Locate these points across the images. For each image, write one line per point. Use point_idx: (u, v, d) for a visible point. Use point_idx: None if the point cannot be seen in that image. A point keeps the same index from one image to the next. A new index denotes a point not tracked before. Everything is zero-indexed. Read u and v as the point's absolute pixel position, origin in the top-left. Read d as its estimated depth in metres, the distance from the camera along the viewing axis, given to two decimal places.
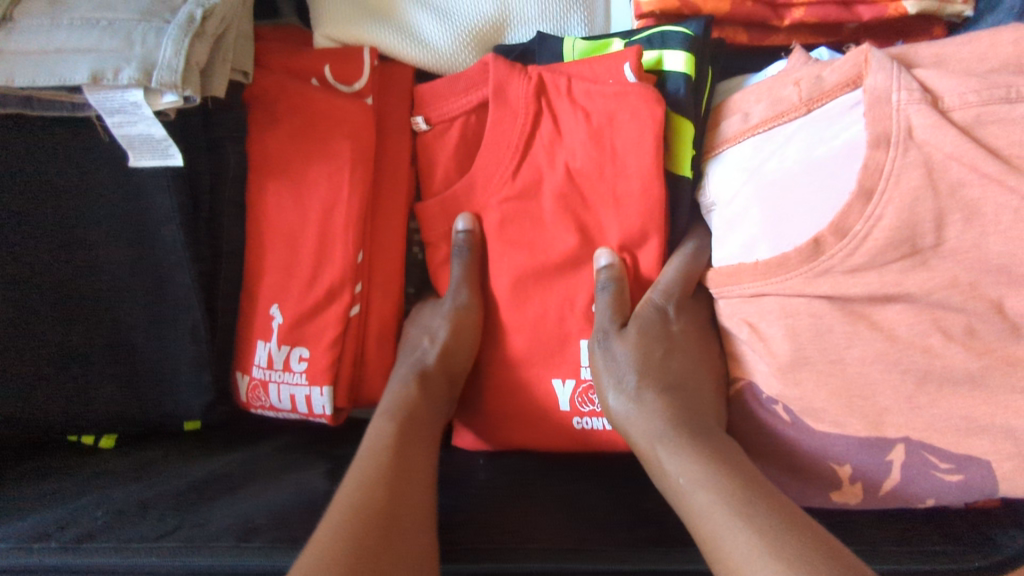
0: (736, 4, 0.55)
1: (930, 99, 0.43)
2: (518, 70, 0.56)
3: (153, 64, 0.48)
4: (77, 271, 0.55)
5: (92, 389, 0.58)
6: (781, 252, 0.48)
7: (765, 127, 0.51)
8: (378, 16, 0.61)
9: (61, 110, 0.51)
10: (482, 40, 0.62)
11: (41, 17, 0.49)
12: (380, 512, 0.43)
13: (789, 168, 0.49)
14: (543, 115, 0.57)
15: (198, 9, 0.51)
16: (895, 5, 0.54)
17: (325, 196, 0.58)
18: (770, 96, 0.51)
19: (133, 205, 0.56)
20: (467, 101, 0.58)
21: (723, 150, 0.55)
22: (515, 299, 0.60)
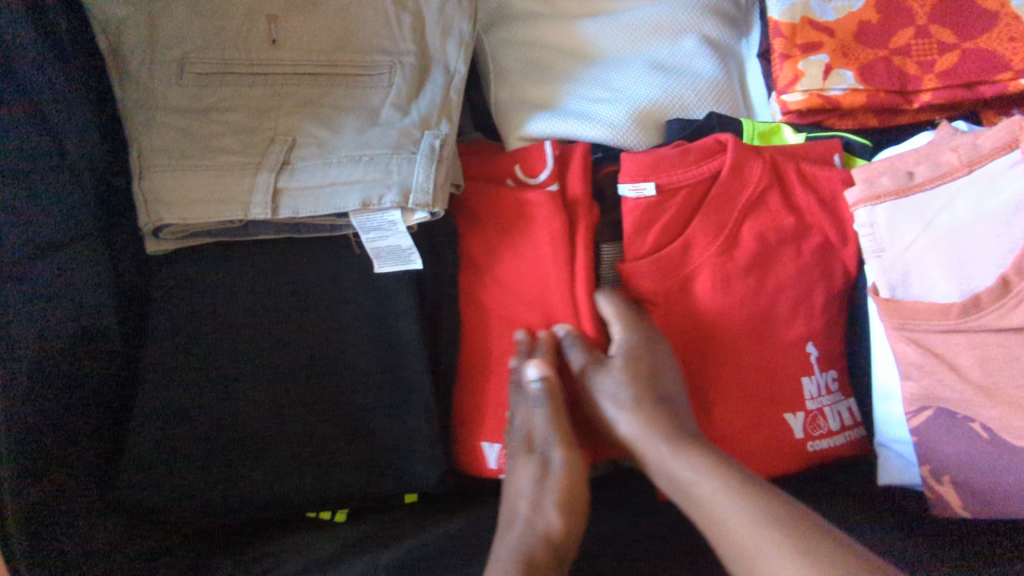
0: (872, 95, 0.66)
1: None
2: (754, 152, 0.64)
3: (409, 188, 0.59)
4: (302, 376, 0.65)
5: (324, 482, 0.65)
6: (975, 291, 0.54)
7: (930, 185, 0.57)
8: (557, 110, 0.70)
9: (322, 231, 0.62)
10: (648, 118, 0.70)
11: (313, 159, 0.61)
12: (574, 538, 0.57)
13: (964, 218, 0.56)
14: (771, 186, 0.64)
15: (436, 140, 0.62)
16: (1014, 83, 0.64)
17: (527, 286, 0.66)
18: (928, 160, 0.58)
19: (374, 307, 0.65)
20: (698, 171, 0.63)
21: (893, 201, 0.58)
22: (757, 343, 0.65)
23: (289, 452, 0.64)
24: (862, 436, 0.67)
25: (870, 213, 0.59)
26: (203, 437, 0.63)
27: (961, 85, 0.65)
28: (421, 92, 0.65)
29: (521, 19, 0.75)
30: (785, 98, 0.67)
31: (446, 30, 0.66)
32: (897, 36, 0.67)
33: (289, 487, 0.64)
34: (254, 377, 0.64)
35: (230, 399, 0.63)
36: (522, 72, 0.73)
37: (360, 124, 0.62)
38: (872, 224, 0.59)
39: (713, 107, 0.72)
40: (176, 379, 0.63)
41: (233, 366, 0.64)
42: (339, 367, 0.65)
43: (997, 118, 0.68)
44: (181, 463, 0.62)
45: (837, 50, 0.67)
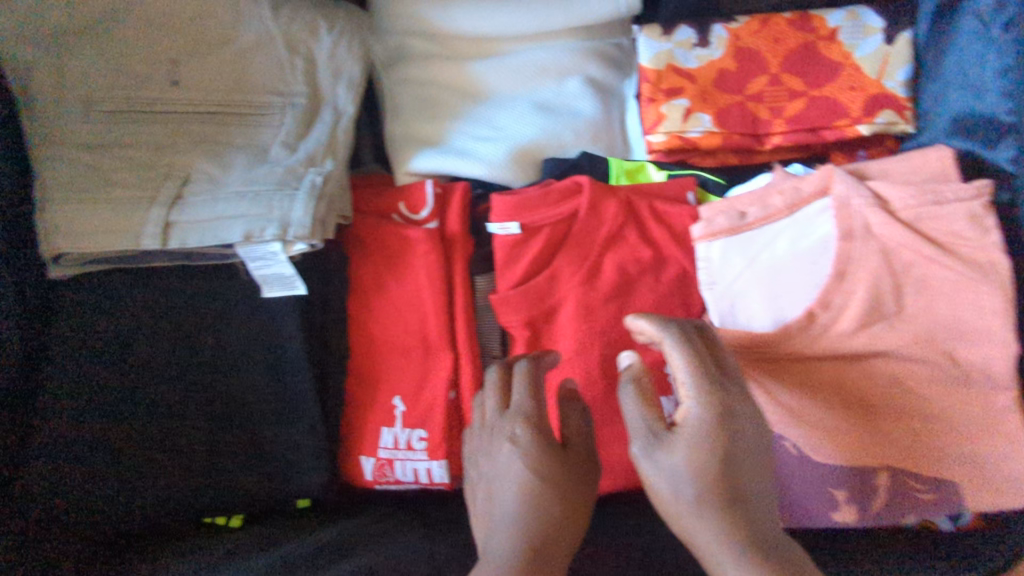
0: (726, 138, 0.72)
1: (881, 203, 0.59)
2: (608, 191, 0.69)
3: (289, 222, 0.65)
4: (197, 394, 0.71)
5: (223, 487, 0.73)
6: (787, 323, 0.61)
7: (757, 225, 0.63)
8: (442, 146, 0.75)
9: (212, 259, 0.68)
10: (526, 155, 0.75)
11: (202, 194, 0.66)
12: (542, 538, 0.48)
13: (782, 255, 0.62)
14: (628, 222, 0.69)
15: (317, 177, 0.67)
16: (852, 129, 0.70)
17: (410, 309, 0.72)
18: (760, 201, 0.64)
19: (262, 328, 0.71)
20: (558, 210, 0.69)
21: (725, 238, 0.63)
22: (619, 365, 0.71)
23: (189, 463, 0.72)
24: None
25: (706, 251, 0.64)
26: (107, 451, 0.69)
27: (806, 130, 0.71)
28: (309, 132, 0.70)
29: (416, 58, 0.80)
30: (650, 139, 0.72)
31: (336, 73, 0.73)
32: (752, 83, 0.72)
33: (191, 495, 0.72)
34: (155, 398, 0.70)
35: (132, 417, 0.70)
36: (414, 110, 0.78)
37: (249, 161, 0.68)
38: (707, 258, 0.64)
39: (589, 145, 0.78)
40: (78, 401, 0.68)
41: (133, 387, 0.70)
42: (233, 384, 0.72)
43: (843, 159, 0.74)
44: (87, 480, 0.69)
45: (697, 96, 0.72)
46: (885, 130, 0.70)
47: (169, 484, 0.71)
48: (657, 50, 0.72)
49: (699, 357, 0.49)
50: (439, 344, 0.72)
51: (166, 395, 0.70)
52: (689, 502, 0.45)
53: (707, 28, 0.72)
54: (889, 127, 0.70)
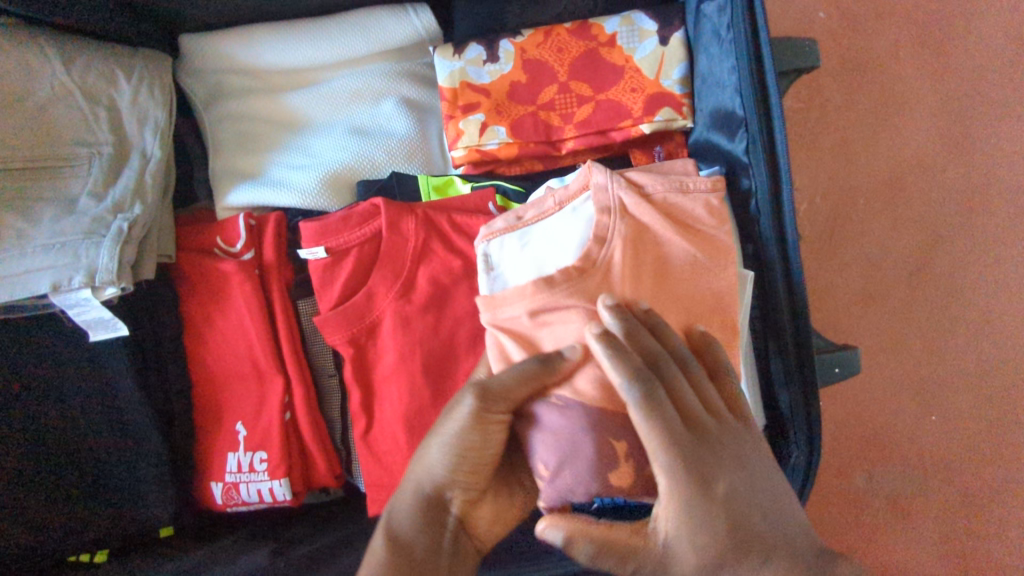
0: (522, 148, 0.76)
1: (636, 188, 0.61)
2: (406, 210, 0.73)
3: (95, 269, 0.67)
4: (28, 431, 0.72)
5: (64, 522, 0.74)
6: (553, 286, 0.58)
7: (532, 220, 0.63)
8: (259, 178, 0.79)
9: (32, 311, 0.70)
10: (341, 179, 0.79)
11: (10, 249, 0.68)
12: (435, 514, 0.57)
13: (546, 236, 0.62)
14: (431, 237, 0.73)
15: (124, 223, 0.70)
16: (636, 129, 0.74)
17: (239, 338, 0.76)
18: (534, 205, 0.65)
19: (91, 366, 0.73)
20: (361, 232, 0.73)
21: (501, 232, 0.63)
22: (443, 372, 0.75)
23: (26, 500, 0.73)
24: None
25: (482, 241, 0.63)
26: None
27: (595, 133, 0.75)
28: (117, 179, 0.73)
29: (235, 95, 0.83)
30: (452, 154, 0.76)
31: (141, 121, 0.76)
32: (543, 92, 0.76)
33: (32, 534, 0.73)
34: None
35: None
36: (234, 145, 0.81)
37: (57, 213, 0.70)
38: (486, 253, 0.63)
39: (404, 164, 0.81)
40: None
41: None
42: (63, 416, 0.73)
43: (641, 155, 0.77)
44: None
45: (492, 109, 0.76)
46: (667, 127, 0.74)
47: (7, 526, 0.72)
48: (451, 68, 0.77)
49: (661, 426, 0.51)
50: (269, 368, 0.76)
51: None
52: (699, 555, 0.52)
53: (494, 44, 0.77)
54: (669, 123, 0.74)
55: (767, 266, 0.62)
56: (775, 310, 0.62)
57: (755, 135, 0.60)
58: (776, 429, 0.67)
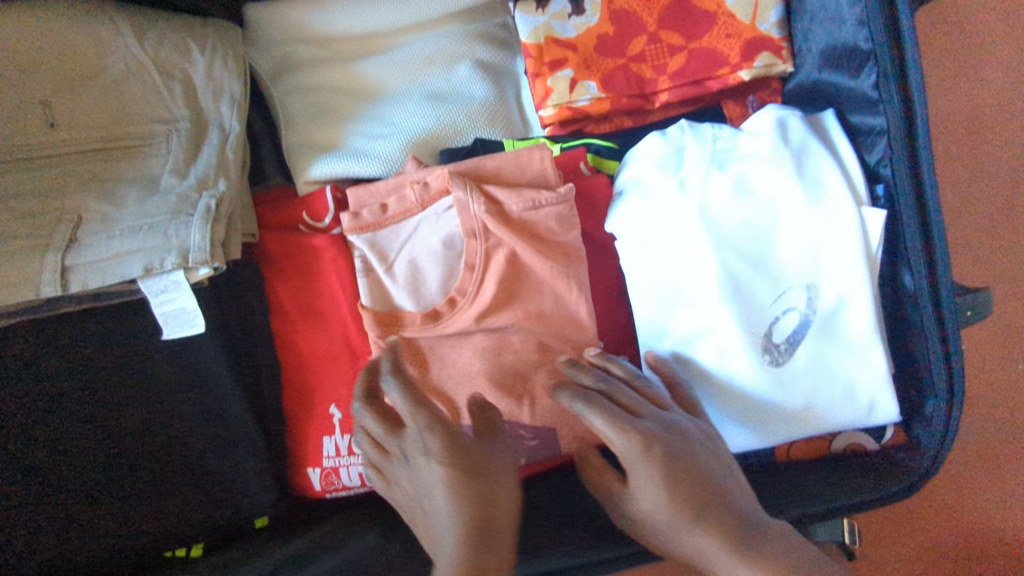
0: (614, 102, 0.73)
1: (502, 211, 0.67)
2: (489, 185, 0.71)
3: (188, 249, 0.64)
4: (78, 431, 0.67)
5: (148, 517, 0.71)
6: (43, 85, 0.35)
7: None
8: (337, 150, 0.76)
9: (122, 295, 0.67)
10: (422, 146, 0.76)
11: (97, 234, 0.65)
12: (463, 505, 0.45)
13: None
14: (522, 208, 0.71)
15: (212, 200, 0.67)
16: (733, 77, 0.71)
17: (332, 315, 0.74)
18: None
19: (141, 345, 0.70)
20: None
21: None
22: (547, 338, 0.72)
23: (98, 503, 0.68)
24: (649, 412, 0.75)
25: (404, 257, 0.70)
26: (43, 502, 0.66)
27: (690, 83, 0.72)
28: (197, 156, 0.70)
29: (302, 65, 0.80)
30: (541, 113, 0.73)
31: (216, 93, 0.73)
32: (632, 44, 0.73)
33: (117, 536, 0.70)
34: (87, 439, 0.68)
35: (64, 463, 0.67)
36: (307, 117, 0.78)
37: (141, 193, 0.67)
38: None
39: (487, 128, 0.78)
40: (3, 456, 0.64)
41: (59, 432, 0.66)
42: (114, 408, 0.69)
43: (735, 106, 0.75)
44: (25, 534, 0.65)
45: (580, 64, 0.73)
46: (766, 73, 0.72)
47: (86, 534, 0.68)
48: (534, 24, 0.73)
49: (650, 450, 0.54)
50: (364, 348, 0.74)
51: (79, 437, 0.67)
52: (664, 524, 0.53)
53: None
54: (769, 69, 0.71)
55: (898, 205, 0.60)
56: (909, 253, 0.59)
57: (887, 69, 0.57)
58: (905, 378, 0.64)
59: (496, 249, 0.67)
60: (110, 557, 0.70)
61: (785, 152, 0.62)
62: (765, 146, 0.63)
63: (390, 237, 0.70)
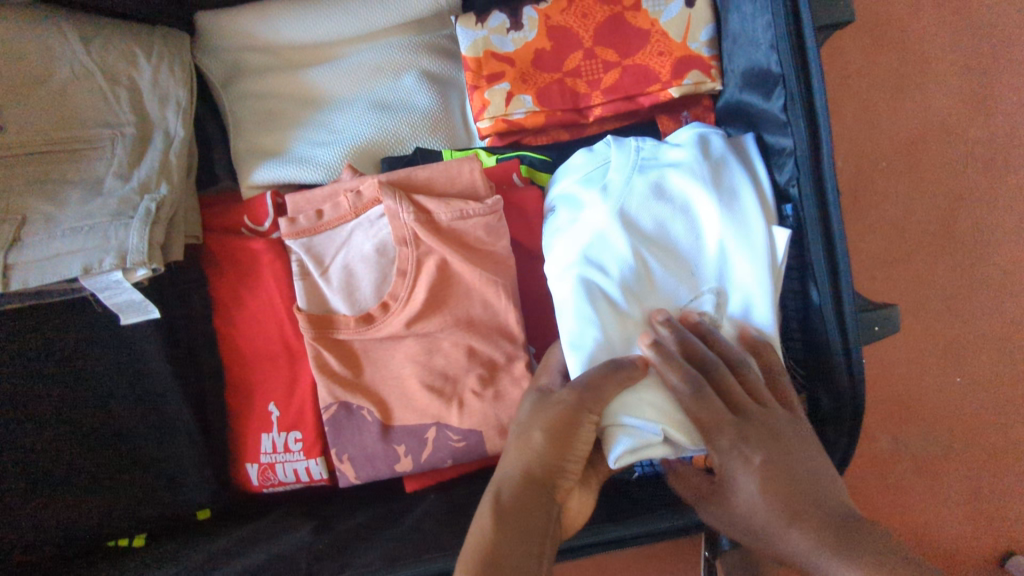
0: (549, 116, 0.75)
1: (423, 216, 0.68)
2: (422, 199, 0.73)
3: (126, 250, 0.66)
4: (14, 427, 0.68)
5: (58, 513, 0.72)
6: None
7: None
8: (281, 156, 0.78)
9: (62, 293, 0.69)
10: (365, 153, 0.78)
11: (39, 234, 0.67)
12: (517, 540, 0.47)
13: None
14: None
15: (152, 203, 0.69)
16: (664, 93, 0.74)
17: (270, 317, 0.76)
18: None
19: (41, 342, 0.69)
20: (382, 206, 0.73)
21: None
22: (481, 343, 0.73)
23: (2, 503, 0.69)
24: None
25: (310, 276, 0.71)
26: None
27: (622, 99, 0.75)
28: (141, 160, 0.72)
29: (253, 72, 0.82)
30: (477, 125, 0.75)
31: (163, 100, 0.75)
32: (568, 59, 0.75)
33: (30, 532, 0.71)
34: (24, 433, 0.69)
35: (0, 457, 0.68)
36: (255, 122, 0.80)
37: (84, 195, 0.69)
38: None
39: (429, 137, 0.80)
40: None
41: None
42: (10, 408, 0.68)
43: (668, 121, 0.77)
44: None
45: (517, 78, 0.75)
46: (696, 90, 0.73)
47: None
48: (473, 37, 0.75)
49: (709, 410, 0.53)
50: (301, 349, 0.76)
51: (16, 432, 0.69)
52: (764, 524, 0.48)
53: (517, 12, 0.76)
54: (698, 86, 0.73)
55: (804, 221, 0.61)
56: (814, 268, 0.61)
57: (794, 91, 0.59)
58: (814, 389, 0.66)
59: (426, 258, 0.70)
60: (49, 545, 0.73)
61: (703, 164, 0.65)
62: (687, 157, 0.66)
63: (326, 243, 0.72)
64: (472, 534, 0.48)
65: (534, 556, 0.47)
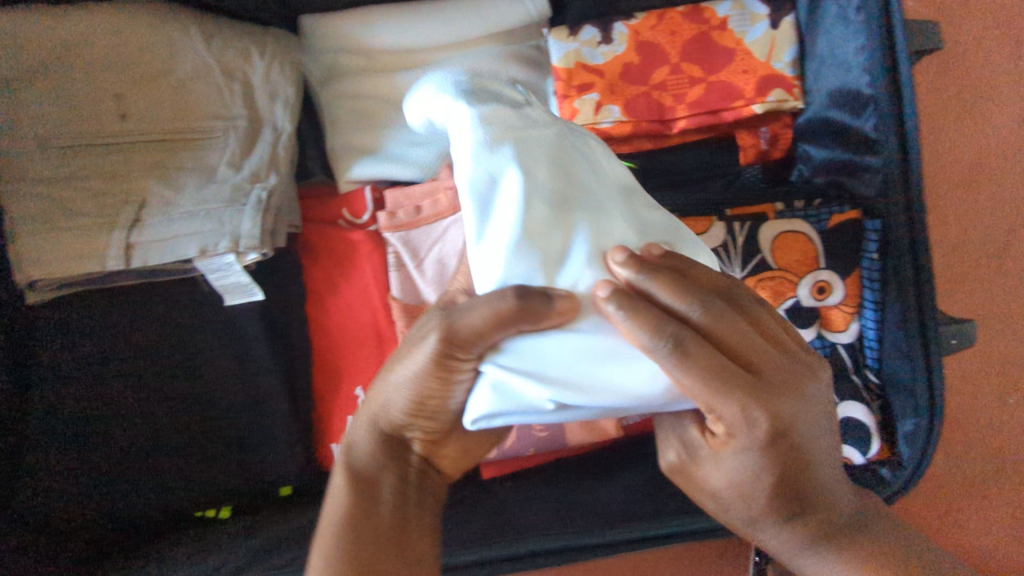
0: (635, 126, 0.79)
1: None
2: None
3: (240, 235, 0.72)
4: (113, 393, 0.74)
5: (136, 483, 0.75)
6: None
7: None
8: (377, 153, 0.83)
9: (176, 273, 0.75)
10: None
11: (158, 216, 0.72)
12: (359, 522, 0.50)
13: None
14: None
15: (263, 192, 0.74)
16: (748, 109, 0.77)
17: (363, 305, 0.80)
18: None
19: (137, 315, 0.75)
20: None
21: None
22: None
23: (85, 465, 0.73)
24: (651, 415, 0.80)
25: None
26: (77, 457, 0.72)
27: (708, 113, 0.78)
28: (252, 151, 0.77)
29: (349, 74, 0.86)
30: (566, 132, 0.79)
31: (272, 96, 0.80)
32: (655, 73, 0.79)
33: (109, 500, 0.74)
34: (119, 401, 0.74)
35: (95, 420, 0.73)
36: (351, 121, 0.84)
37: (199, 181, 0.74)
38: None
39: None
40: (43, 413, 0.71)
41: (94, 393, 0.73)
42: (103, 374, 0.74)
43: (748, 135, 0.80)
44: (64, 485, 0.72)
45: (606, 89, 0.79)
46: (779, 106, 0.77)
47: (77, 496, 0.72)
48: (566, 49, 0.80)
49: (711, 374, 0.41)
50: (390, 336, 0.80)
51: (112, 398, 0.74)
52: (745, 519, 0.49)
53: (608, 26, 0.80)
54: (781, 103, 0.76)
55: (894, 235, 0.66)
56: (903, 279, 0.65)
57: (887, 112, 0.63)
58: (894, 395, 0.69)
59: None
60: (140, 514, 0.76)
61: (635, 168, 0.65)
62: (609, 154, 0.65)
63: (422, 237, 0.77)
64: (335, 485, 0.52)
65: (419, 536, 0.52)
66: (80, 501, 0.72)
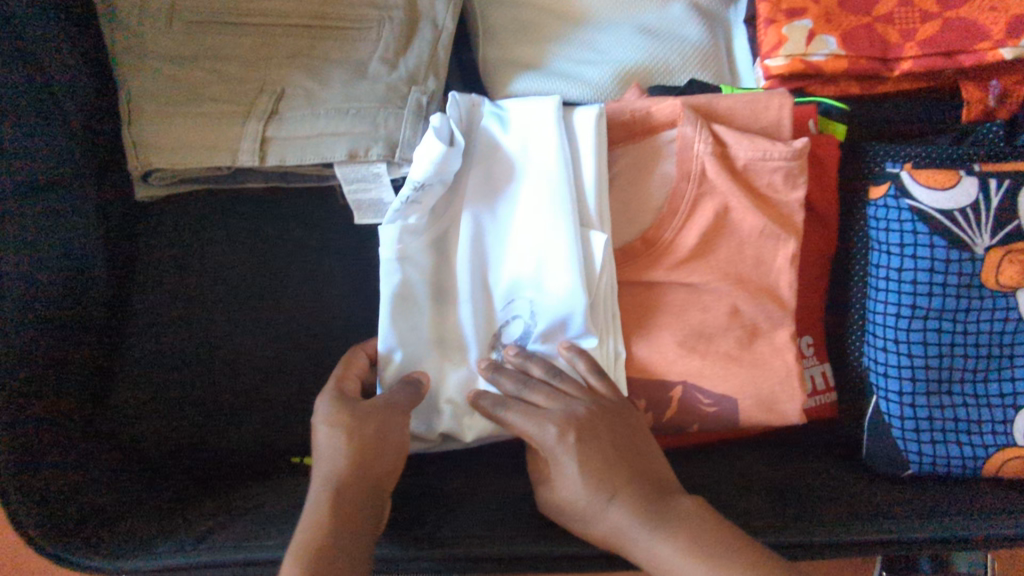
0: (852, 62, 0.67)
1: (719, 149, 0.61)
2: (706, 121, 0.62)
3: (397, 142, 0.61)
4: (227, 309, 0.68)
5: (222, 415, 0.66)
6: None
7: None
8: (538, 70, 0.72)
9: (309, 181, 0.65)
10: (628, 79, 0.71)
11: (301, 109, 0.62)
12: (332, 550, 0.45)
13: None
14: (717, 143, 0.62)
15: (423, 96, 0.63)
16: (993, 54, 0.65)
17: None
18: None
19: (252, 241, 0.70)
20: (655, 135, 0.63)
21: None
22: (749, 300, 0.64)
23: (184, 384, 0.66)
24: (831, 402, 0.68)
25: (476, 215, 0.62)
26: (179, 377, 0.66)
27: (939, 55, 0.66)
28: (409, 47, 0.65)
29: None
30: (768, 63, 0.68)
31: None
32: (881, 4, 0.67)
33: (207, 428, 0.66)
34: (230, 319, 0.68)
35: (202, 339, 0.67)
36: (510, 31, 0.73)
37: (348, 76, 0.63)
38: None
39: (697, 73, 0.73)
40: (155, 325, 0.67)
41: (207, 310, 0.68)
42: (209, 284, 0.69)
43: (976, 90, 0.69)
44: (163, 406, 0.66)
45: (821, 17, 0.67)
46: None
47: (155, 413, 0.65)
48: None
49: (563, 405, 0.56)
50: None
51: (226, 316, 0.68)
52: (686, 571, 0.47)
53: None
54: None
55: None
56: None
57: None
58: None
59: (707, 197, 0.62)
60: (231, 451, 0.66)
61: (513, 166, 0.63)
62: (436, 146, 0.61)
63: None
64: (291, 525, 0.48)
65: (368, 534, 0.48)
66: (178, 422, 0.65)
